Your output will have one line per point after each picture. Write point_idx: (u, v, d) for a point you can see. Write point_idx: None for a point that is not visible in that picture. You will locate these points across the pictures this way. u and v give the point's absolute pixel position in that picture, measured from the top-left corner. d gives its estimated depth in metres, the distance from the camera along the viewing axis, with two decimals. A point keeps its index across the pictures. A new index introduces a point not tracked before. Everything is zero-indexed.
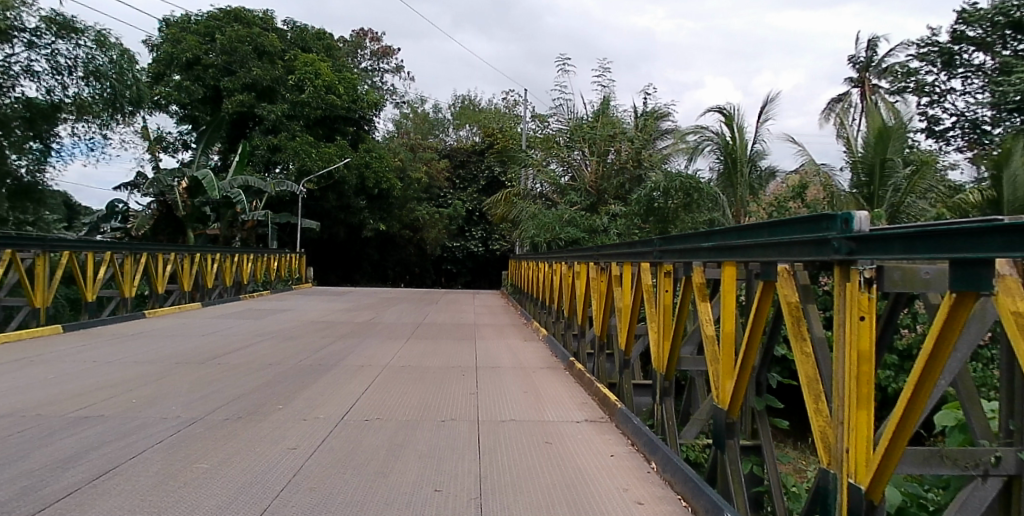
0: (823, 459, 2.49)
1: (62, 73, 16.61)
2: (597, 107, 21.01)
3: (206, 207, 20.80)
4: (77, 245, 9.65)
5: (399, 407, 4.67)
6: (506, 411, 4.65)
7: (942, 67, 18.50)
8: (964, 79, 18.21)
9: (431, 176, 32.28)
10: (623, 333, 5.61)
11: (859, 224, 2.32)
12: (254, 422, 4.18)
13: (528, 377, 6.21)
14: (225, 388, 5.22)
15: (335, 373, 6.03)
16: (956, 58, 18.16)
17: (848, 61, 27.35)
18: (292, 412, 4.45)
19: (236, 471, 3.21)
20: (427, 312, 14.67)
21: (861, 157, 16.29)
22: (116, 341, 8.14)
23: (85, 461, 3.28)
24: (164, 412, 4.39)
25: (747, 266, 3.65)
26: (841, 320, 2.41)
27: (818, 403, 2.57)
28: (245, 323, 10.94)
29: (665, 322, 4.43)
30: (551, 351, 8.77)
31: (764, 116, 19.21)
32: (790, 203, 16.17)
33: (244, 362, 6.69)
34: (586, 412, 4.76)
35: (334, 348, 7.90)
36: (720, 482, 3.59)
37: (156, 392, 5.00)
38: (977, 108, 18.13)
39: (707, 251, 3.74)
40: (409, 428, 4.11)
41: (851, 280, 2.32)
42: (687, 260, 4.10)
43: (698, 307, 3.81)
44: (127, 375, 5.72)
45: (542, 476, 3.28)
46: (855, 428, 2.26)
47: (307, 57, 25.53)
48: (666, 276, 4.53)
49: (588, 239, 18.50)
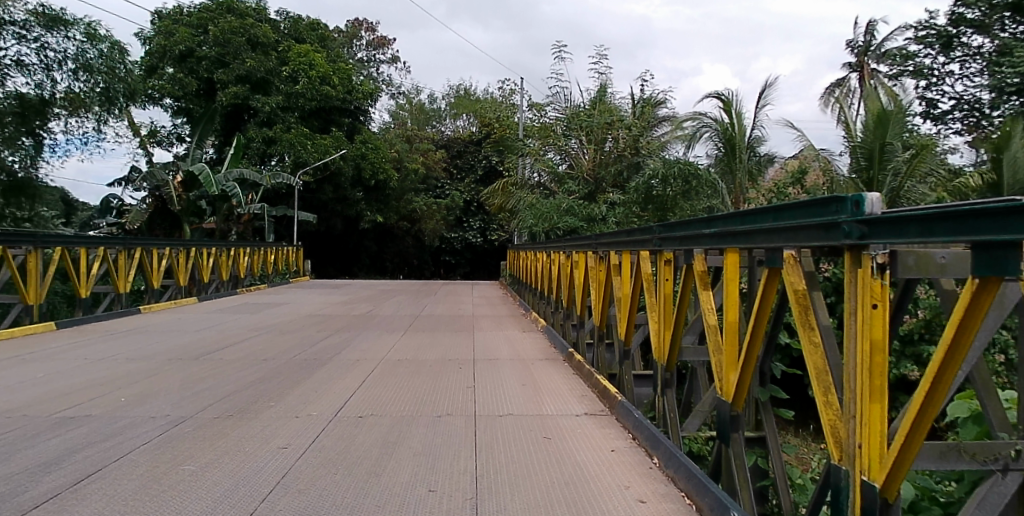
0: (834, 455, 2.39)
1: (52, 67, 16.33)
2: (594, 95, 20.79)
3: (202, 201, 20.59)
4: (69, 240, 9.48)
5: (394, 402, 4.56)
6: (503, 405, 4.55)
7: (939, 49, 18.23)
8: (962, 62, 18.00)
9: (429, 166, 32.01)
10: (623, 323, 5.50)
11: (871, 206, 2.18)
12: (244, 420, 4.08)
13: (526, 369, 6.11)
14: (217, 385, 5.11)
15: (330, 368, 5.93)
16: (954, 41, 17.91)
17: (847, 45, 27.11)
18: (283, 410, 4.34)
19: (223, 473, 3.10)
20: (425, 303, 14.56)
21: (860, 141, 16.09)
22: (109, 337, 8.02)
23: (68, 464, 3.17)
24: (152, 411, 4.28)
25: (750, 253, 3.52)
26: (852, 308, 2.28)
27: (827, 395, 2.46)
28: (242, 317, 10.83)
29: (665, 312, 4.32)
30: (550, 342, 8.66)
31: (763, 102, 19.00)
32: (789, 190, 16.10)
33: (238, 357, 6.58)
34: (586, 405, 4.65)
35: (329, 342, 7.79)
36: (724, 476, 3.48)
37: (146, 391, 4.89)
38: (975, 91, 17.92)
39: (709, 239, 3.60)
40: (404, 424, 4.01)
41: (863, 266, 2.20)
42: (687, 248, 3.96)
43: (700, 296, 3.68)
44: (118, 373, 5.60)
45: (541, 474, 3.17)
46: (867, 422, 2.15)
47: (301, 48, 25.23)
48: (666, 265, 4.41)
49: (587, 228, 18.34)
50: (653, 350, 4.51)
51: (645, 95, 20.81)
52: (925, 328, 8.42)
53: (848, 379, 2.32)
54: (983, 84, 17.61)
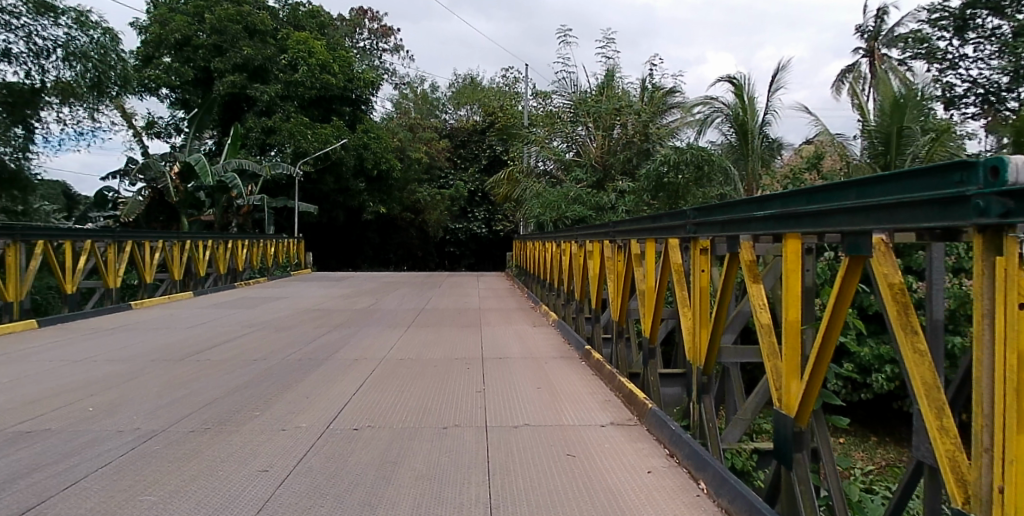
0: (958, 499, 1.84)
1: (40, 55, 15.79)
2: (602, 80, 20.07)
3: (199, 193, 20.07)
4: (51, 234, 9.02)
5: (394, 411, 4.06)
6: (518, 414, 4.04)
7: (954, 31, 17.35)
8: (976, 44, 17.13)
9: (432, 155, 31.37)
10: (648, 320, 4.97)
11: (1014, 173, 1.55)
12: (223, 435, 3.61)
13: (540, 370, 5.60)
14: (201, 390, 4.67)
15: (325, 369, 5.43)
16: (969, 23, 17.06)
17: (857, 30, 26.34)
18: (269, 421, 3.86)
19: (190, 502, 2.64)
20: (430, 297, 14.05)
21: (876, 126, 15.32)
22: (94, 335, 7.57)
23: (6, 495, 2.73)
24: (119, 424, 3.81)
25: (817, 239, 2.91)
26: (986, 309, 1.70)
27: (941, 418, 1.91)
28: (240, 312, 10.38)
29: (701, 308, 3.80)
30: (563, 337, 8.11)
31: (776, 85, 18.36)
32: (806, 175, 15.40)
33: (229, 356, 6.14)
34: (611, 413, 4.12)
35: (328, 339, 7.29)
36: (783, 502, 2.96)
37: (119, 398, 4.42)
38: (992, 74, 17.04)
39: (761, 223, 3.03)
40: (406, 438, 3.52)
41: (1004, 254, 1.61)
42: (730, 232, 3.39)
43: (749, 292, 3.13)
44: (94, 376, 5.17)
45: (568, 504, 2.66)
46: (1014, 462, 1.61)
47: (300, 35, 24.65)
48: (702, 254, 3.86)
49: (595, 218, 17.76)
50: (687, 352, 4.00)
51: (654, 81, 20.11)
52: (949, 319, 8.42)
53: (977, 399, 1.76)
54: (998, 69, 16.80)
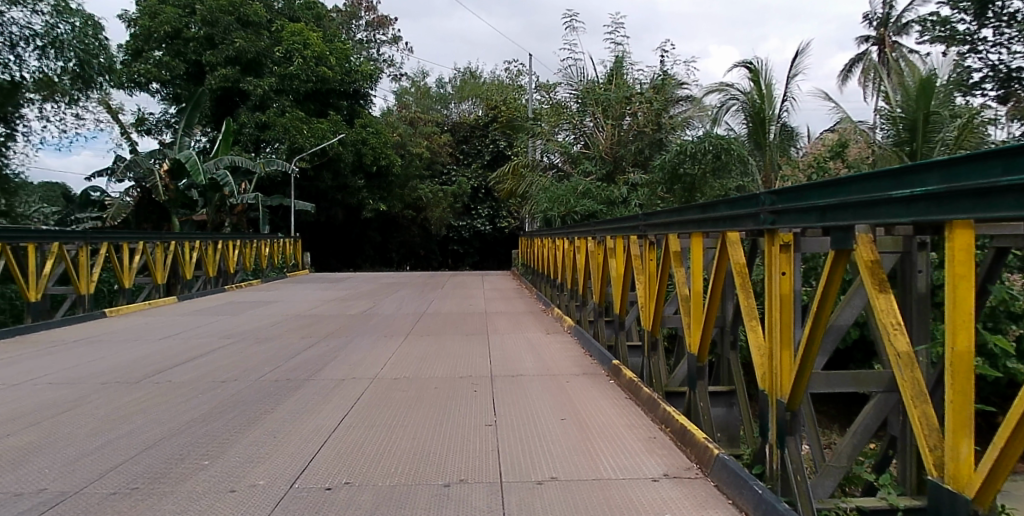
0: None
1: (16, 45, 14.89)
2: (610, 67, 19.18)
3: (192, 191, 19.29)
4: (11, 237, 8.18)
5: (383, 458, 3.19)
6: (543, 462, 3.14)
7: (973, 15, 16.09)
8: (995, 28, 15.95)
9: (433, 150, 30.44)
10: (694, 334, 4.03)
11: None
12: (152, 499, 2.71)
13: (563, 391, 4.71)
14: (146, 426, 3.79)
15: (303, 395, 4.53)
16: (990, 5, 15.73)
17: (864, 18, 25.34)
18: (217, 476, 2.96)
19: None
20: (432, 299, 13.16)
21: (901, 113, 14.11)
22: (48, 351, 6.67)
23: None
24: (21, 483, 2.91)
25: None
26: None
27: None
28: (223, 320, 9.50)
29: (782, 324, 2.84)
30: (582, 346, 7.15)
31: (795, 71, 17.37)
32: (830, 164, 14.10)
33: (194, 377, 5.24)
34: (662, 459, 3.21)
35: (313, 353, 6.40)
36: None
37: (36, 442, 3.52)
38: (1013, 59, 15.89)
39: (902, 207, 2.03)
40: (392, 503, 2.62)
41: None
42: (839, 221, 2.42)
43: (875, 306, 2.17)
44: (23, 408, 4.28)
45: None
46: None
47: (294, 26, 23.65)
48: (783, 252, 2.92)
49: (606, 212, 16.85)
50: (765, 381, 3.05)
51: (664, 70, 19.19)
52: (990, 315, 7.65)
53: None
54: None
